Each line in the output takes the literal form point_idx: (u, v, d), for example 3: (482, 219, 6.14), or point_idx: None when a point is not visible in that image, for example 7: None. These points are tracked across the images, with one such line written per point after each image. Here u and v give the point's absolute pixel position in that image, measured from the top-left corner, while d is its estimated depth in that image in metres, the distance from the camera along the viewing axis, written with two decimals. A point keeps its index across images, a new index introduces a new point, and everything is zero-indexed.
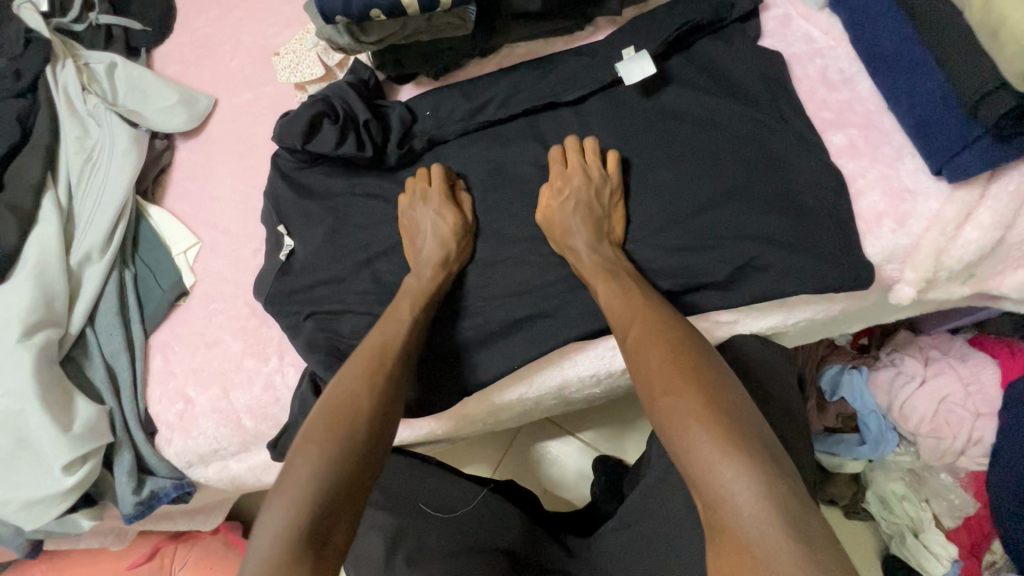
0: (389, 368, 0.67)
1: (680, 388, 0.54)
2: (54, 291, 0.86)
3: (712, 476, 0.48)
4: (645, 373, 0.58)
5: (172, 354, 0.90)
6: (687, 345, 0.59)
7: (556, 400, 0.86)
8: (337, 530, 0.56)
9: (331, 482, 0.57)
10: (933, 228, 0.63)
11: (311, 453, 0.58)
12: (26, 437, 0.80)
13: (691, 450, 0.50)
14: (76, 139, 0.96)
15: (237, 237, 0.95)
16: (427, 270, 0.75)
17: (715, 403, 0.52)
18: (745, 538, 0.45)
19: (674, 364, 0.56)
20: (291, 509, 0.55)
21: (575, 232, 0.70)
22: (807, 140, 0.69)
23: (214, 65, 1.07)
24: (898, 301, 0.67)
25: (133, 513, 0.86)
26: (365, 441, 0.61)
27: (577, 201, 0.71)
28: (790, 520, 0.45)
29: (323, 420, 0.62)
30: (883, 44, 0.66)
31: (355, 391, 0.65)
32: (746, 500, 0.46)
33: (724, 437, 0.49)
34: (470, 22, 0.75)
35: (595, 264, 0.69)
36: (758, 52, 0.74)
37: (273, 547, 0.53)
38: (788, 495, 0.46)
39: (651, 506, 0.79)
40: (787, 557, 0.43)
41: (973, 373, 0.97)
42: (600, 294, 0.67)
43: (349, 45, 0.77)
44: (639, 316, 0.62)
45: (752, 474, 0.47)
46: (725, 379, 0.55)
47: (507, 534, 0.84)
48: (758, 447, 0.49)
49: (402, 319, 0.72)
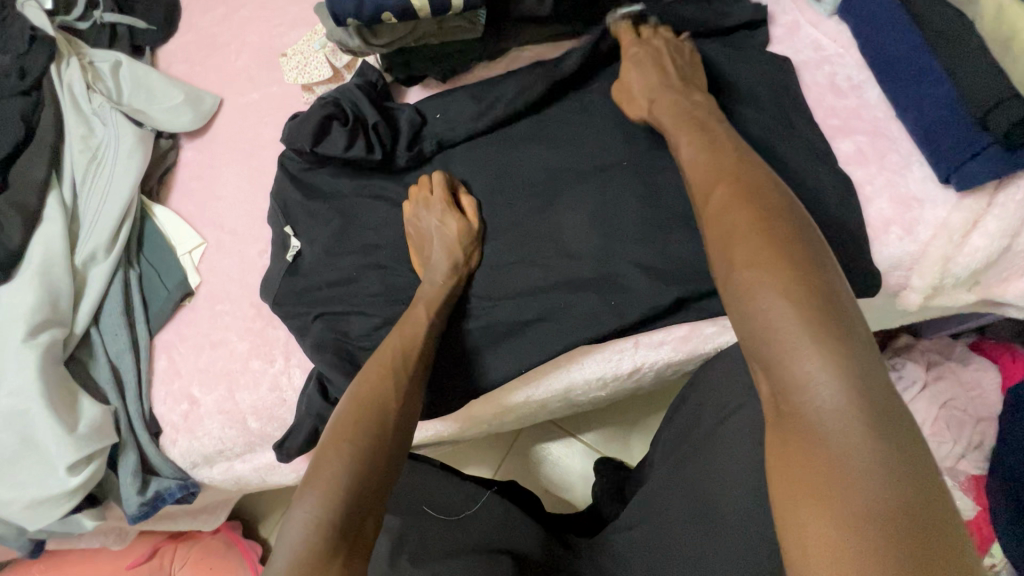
0: (412, 367, 0.69)
1: (770, 260, 0.47)
2: (60, 290, 0.85)
3: (792, 360, 0.43)
4: (725, 240, 0.51)
5: (177, 354, 0.90)
6: (780, 211, 0.50)
7: (561, 402, 0.87)
8: (370, 523, 0.57)
9: (363, 477, 0.58)
10: (940, 236, 0.63)
11: (344, 451, 0.59)
12: (31, 437, 0.79)
13: (771, 328, 0.44)
14: (81, 138, 0.96)
15: (243, 237, 0.95)
16: (435, 278, 0.75)
17: (807, 281, 0.45)
18: (821, 427, 0.41)
19: (762, 234, 0.49)
20: (324, 504, 0.55)
21: (652, 82, 0.70)
22: (815, 146, 0.69)
23: (220, 65, 1.07)
24: (905, 306, 0.69)
25: (138, 513, 0.86)
26: (391, 443, 0.63)
27: (652, 57, 0.72)
28: (873, 418, 0.40)
29: (352, 419, 0.63)
30: (891, 52, 0.67)
31: (382, 391, 0.66)
32: (829, 389, 0.41)
33: (814, 320, 0.43)
34: (480, 25, 0.76)
35: (675, 109, 0.66)
36: (766, 59, 0.74)
37: (306, 539, 0.53)
38: (877, 388, 0.41)
39: (656, 507, 0.79)
40: (866, 451, 0.40)
41: (974, 378, 1.00)
42: (684, 149, 0.62)
43: (358, 48, 0.77)
44: (721, 183, 0.54)
45: (841, 362, 0.42)
46: (820, 254, 0.48)
47: (511, 535, 0.84)
48: (851, 333, 0.43)
49: (421, 322, 0.72)
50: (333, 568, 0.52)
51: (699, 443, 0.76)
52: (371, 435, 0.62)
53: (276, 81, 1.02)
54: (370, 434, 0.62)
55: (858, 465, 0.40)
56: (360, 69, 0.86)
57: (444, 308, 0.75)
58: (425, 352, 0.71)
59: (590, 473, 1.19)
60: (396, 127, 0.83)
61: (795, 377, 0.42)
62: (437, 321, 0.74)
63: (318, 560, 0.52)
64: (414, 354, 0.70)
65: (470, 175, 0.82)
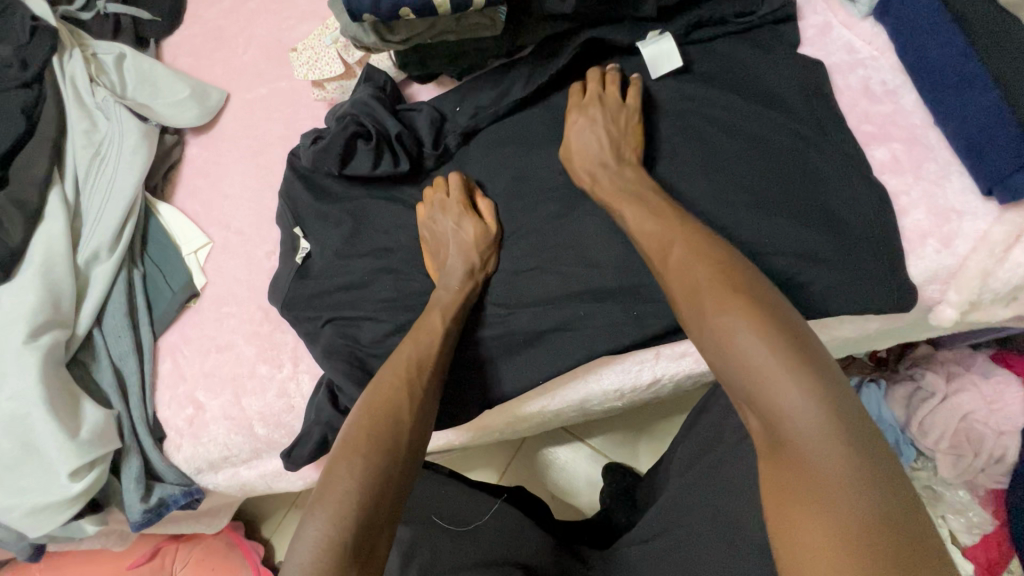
0: (426, 377, 0.67)
1: (739, 303, 0.49)
2: (61, 290, 0.83)
3: (775, 394, 0.44)
4: (693, 289, 0.53)
5: (181, 358, 0.87)
6: (740, 262, 0.54)
7: (576, 412, 0.84)
8: (382, 542, 0.55)
9: (374, 493, 0.56)
10: (979, 249, 0.61)
11: (358, 463, 0.57)
12: (32, 442, 0.77)
13: (751, 367, 0.46)
14: (84, 133, 0.93)
15: (250, 238, 0.93)
16: (450, 287, 0.73)
17: (778, 321, 0.48)
18: (808, 458, 0.42)
19: (728, 281, 0.51)
20: (336, 521, 0.53)
21: (592, 154, 0.70)
22: (850, 155, 0.67)
23: (226, 59, 1.05)
24: (939, 322, 0.67)
25: (140, 521, 0.84)
26: (405, 455, 0.60)
27: (594, 124, 0.71)
28: (859, 444, 0.42)
29: (365, 431, 0.61)
30: (930, 57, 0.66)
31: (396, 402, 0.63)
32: (810, 421, 0.42)
33: (791, 356, 0.45)
34: (500, 23, 0.73)
35: (614, 186, 0.68)
36: (797, 60, 0.72)
37: (315, 559, 0.51)
38: (856, 416, 0.43)
39: (675, 518, 0.76)
40: (858, 483, 0.40)
41: (997, 391, 0.93)
42: (629, 219, 0.64)
43: (374, 44, 0.74)
44: (680, 237, 0.58)
45: (818, 393, 0.43)
46: (783, 300, 0.51)
47: (522, 549, 0.81)
48: (826, 368, 0.45)
49: (435, 330, 0.70)
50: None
51: (721, 457, 0.74)
52: (384, 449, 0.59)
53: (284, 77, 0.99)
54: (383, 449, 0.59)
55: (855, 490, 0.40)
56: (371, 75, 0.83)
57: (460, 315, 0.72)
58: (440, 363, 0.68)
59: (597, 479, 1.17)
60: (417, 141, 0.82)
61: (780, 410, 0.44)
62: (453, 331, 0.71)
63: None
64: (428, 363, 0.67)
65: (486, 178, 0.80)
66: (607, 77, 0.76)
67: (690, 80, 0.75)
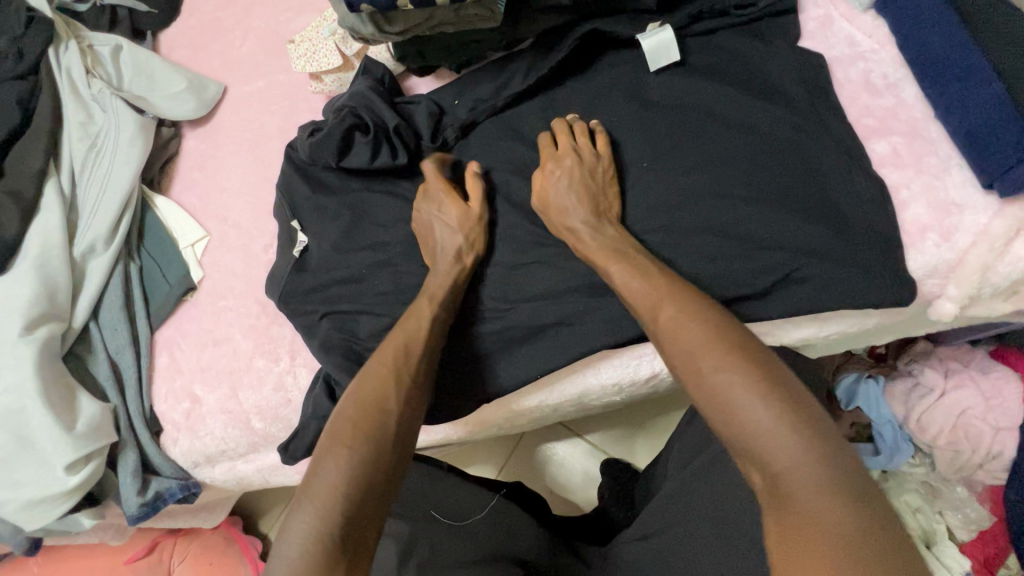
0: (413, 365, 0.66)
1: (732, 363, 0.51)
2: (57, 283, 0.82)
3: (777, 453, 0.46)
4: (685, 348, 0.55)
5: (178, 351, 0.87)
6: (729, 320, 0.56)
7: (574, 407, 0.84)
8: (371, 533, 0.55)
9: (361, 485, 0.55)
10: (980, 244, 0.61)
11: (344, 453, 0.57)
12: (27, 435, 0.77)
13: (751, 428, 0.48)
14: (80, 125, 0.92)
15: (247, 232, 0.92)
16: (439, 272, 0.73)
17: (770, 378, 0.50)
18: (815, 513, 0.42)
19: (721, 340, 0.53)
20: (324, 516, 0.53)
21: (571, 210, 0.69)
22: (851, 149, 0.66)
23: (224, 51, 1.04)
24: (938, 317, 0.66)
25: (137, 515, 0.83)
26: (394, 444, 0.60)
27: (570, 175, 0.70)
28: (864, 499, 0.43)
29: (351, 421, 0.60)
30: (933, 49, 0.66)
31: (382, 391, 0.63)
32: (812, 475, 0.44)
33: (788, 416, 0.47)
34: (499, 14, 0.72)
35: (598, 247, 0.67)
36: (798, 53, 0.72)
37: (304, 554, 0.51)
38: (852, 469, 0.45)
39: (674, 514, 0.76)
40: (872, 539, 0.41)
41: (995, 387, 0.94)
42: (616, 277, 0.64)
43: (371, 36, 0.73)
44: (667, 294, 0.59)
45: (815, 447, 0.45)
46: (773, 357, 0.53)
47: (520, 543, 0.81)
48: (820, 424, 0.47)
49: (424, 316, 0.69)
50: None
51: (720, 452, 0.73)
52: (371, 441, 0.59)
53: (282, 70, 0.99)
54: (371, 440, 0.59)
55: (871, 547, 0.40)
56: (367, 67, 0.83)
57: (451, 300, 0.72)
58: (428, 350, 0.68)
59: (595, 474, 1.17)
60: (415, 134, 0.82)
61: (785, 471, 0.45)
62: (442, 317, 0.70)
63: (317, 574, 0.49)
64: (416, 352, 0.67)
65: (484, 171, 0.79)
66: (573, 128, 0.75)
67: (689, 73, 0.75)
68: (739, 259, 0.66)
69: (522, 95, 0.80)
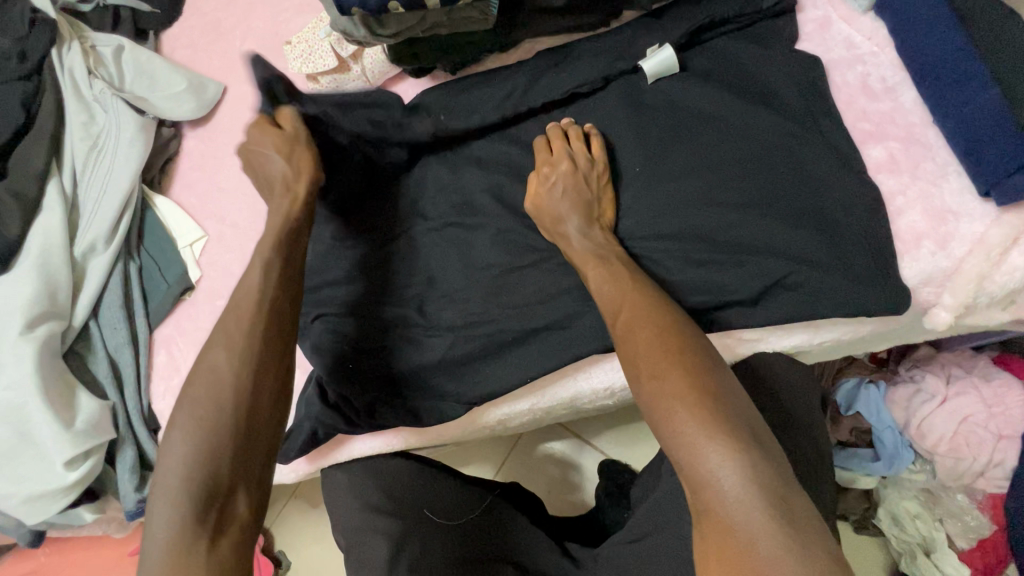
0: (243, 330, 0.62)
1: (666, 372, 0.56)
2: (58, 282, 0.84)
3: (699, 460, 0.51)
4: (631, 355, 0.59)
5: (176, 350, 0.88)
6: (676, 327, 0.59)
7: (568, 409, 0.84)
8: (234, 503, 0.56)
9: (202, 467, 0.55)
10: (976, 252, 0.60)
11: (177, 440, 0.57)
12: (28, 431, 0.78)
13: (679, 436, 0.52)
14: (82, 125, 0.94)
15: (245, 232, 0.93)
16: (273, 215, 0.70)
17: (700, 387, 0.54)
18: (730, 520, 0.47)
19: (661, 347, 0.58)
20: (174, 502, 0.54)
21: (565, 218, 0.69)
22: (844, 155, 0.66)
23: (224, 51, 1.05)
24: (933, 326, 0.65)
25: (136, 510, 0.84)
26: (232, 421, 0.58)
27: (565, 183, 0.70)
28: (773, 500, 0.48)
29: (189, 402, 0.59)
30: (932, 52, 0.66)
31: (212, 365, 0.61)
32: (732, 482, 0.49)
33: (711, 425, 0.52)
34: (491, 16, 0.73)
35: (585, 250, 0.68)
36: (794, 56, 0.72)
37: (165, 539, 0.53)
38: (772, 477, 0.49)
39: (663, 520, 0.74)
40: (776, 538, 0.45)
41: (998, 395, 0.92)
42: (592, 281, 0.66)
43: (365, 39, 0.73)
44: (628, 299, 0.62)
45: (738, 457, 0.50)
46: (712, 362, 0.57)
47: (515, 545, 0.83)
48: (738, 429, 0.52)
49: (253, 270, 0.65)
50: (194, 559, 0.52)
51: None
52: (209, 418, 0.58)
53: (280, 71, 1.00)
54: (210, 419, 0.58)
55: (774, 544, 0.45)
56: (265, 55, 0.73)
57: (288, 239, 0.69)
58: (262, 303, 0.64)
59: (591, 473, 1.17)
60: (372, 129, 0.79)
61: (704, 477, 0.50)
62: (276, 265, 0.66)
63: (175, 558, 0.52)
64: (244, 312, 0.63)
65: (477, 173, 0.79)
66: (567, 131, 0.75)
67: (682, 78, 0.75)
68: (728, 265, 0.66)
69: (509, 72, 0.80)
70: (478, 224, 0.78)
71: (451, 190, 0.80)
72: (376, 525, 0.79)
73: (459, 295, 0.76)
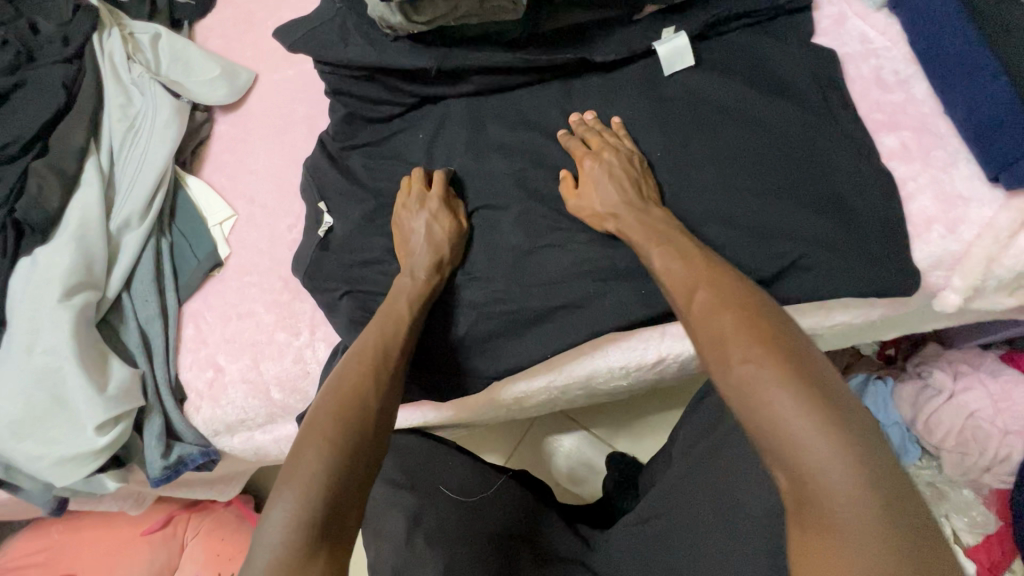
0: (391, 365, 0.68)
1: (762, 357, 0.49)
2: (94, 254, 0.87)
3: (802, 454, 0.45)
4: (715, 341, 0.53)
5: (204, 323, 0.91)
6: (765, 311, 0.54)
7: (583, 391, 0.87)
8: (353, 515, 0.57)
9: (343, 472, 0.57)
10: (985, 236, 0.63)
11: (320, 443, 0.58)
12: (62, 396, 0.81)
13: (778, 427, 0.46)
14: (120, 107, 0.97)
15: (273, 213, 0.96)
16: (410, 274, 0.76)
17: (806, 376, 0.47)
18: (835, 518, 0.43)
19: (751, 329, 0.52)
20: (304, 491, 0.55)
21: (606, 198, 0.71)
22: (859, 144, 0.69)
23: (257, 42, 1.09)
24: (943, 308, 0.68)
25: (160, 477, 0.87)
26: (370, 432, 0.62)
27: (610, 169, 0.72)
28: (884, 499, 0.43)
29: (332, 407, 0.63)
30: (945, 47, 0.69)
31: (361, 383, 0.65)
32: (843, 479, 0.43)
33: (818, 414, 0.45)
34: (521, 6, 0.74)
35: (642, 224, 0.68)
36: (810, 50, 0.75)
37: (286, 533, 0.52)
38: (885, 473, 0.44)
39: (674, 501, 0.76)
40: (881, 538, 0.42)
41: (1004, 390, 0.93)
42: (656, 261, 0.64)
43: (401, 25, 0.77)
44: (702, 278, 0.58)
45: (849, 450, 0.44)
46: (813, 347, 0.50)
47: (524, 523, 0.84)
48: (851, 421, 0.45)
49: (402, 317, 0.72)
50: (317, 562, 0.52)
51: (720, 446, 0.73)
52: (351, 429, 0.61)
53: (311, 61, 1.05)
54: (349, 426, 0.61)
55: (876, 543, 0.42)
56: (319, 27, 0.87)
57: (426, 305, 0.75)
58: (402, 356, 0.70)
59: (601, 467, 1.19)
60: (384, 79, 0.86)
61: (807, 472, 0.44)
62: (418, 319, 0.74)
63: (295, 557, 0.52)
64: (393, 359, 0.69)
65: (500, 158, 0.82)
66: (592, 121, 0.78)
67: (698, 70, 0.78)
68: (744, 246, 0.68)
69: (525, 41, 0.83)
70: (502, 205, 0.80)
71: (476, 174, 0.83)
72: (395, 497, 0.81)
73: (483, 275, 0.79)
